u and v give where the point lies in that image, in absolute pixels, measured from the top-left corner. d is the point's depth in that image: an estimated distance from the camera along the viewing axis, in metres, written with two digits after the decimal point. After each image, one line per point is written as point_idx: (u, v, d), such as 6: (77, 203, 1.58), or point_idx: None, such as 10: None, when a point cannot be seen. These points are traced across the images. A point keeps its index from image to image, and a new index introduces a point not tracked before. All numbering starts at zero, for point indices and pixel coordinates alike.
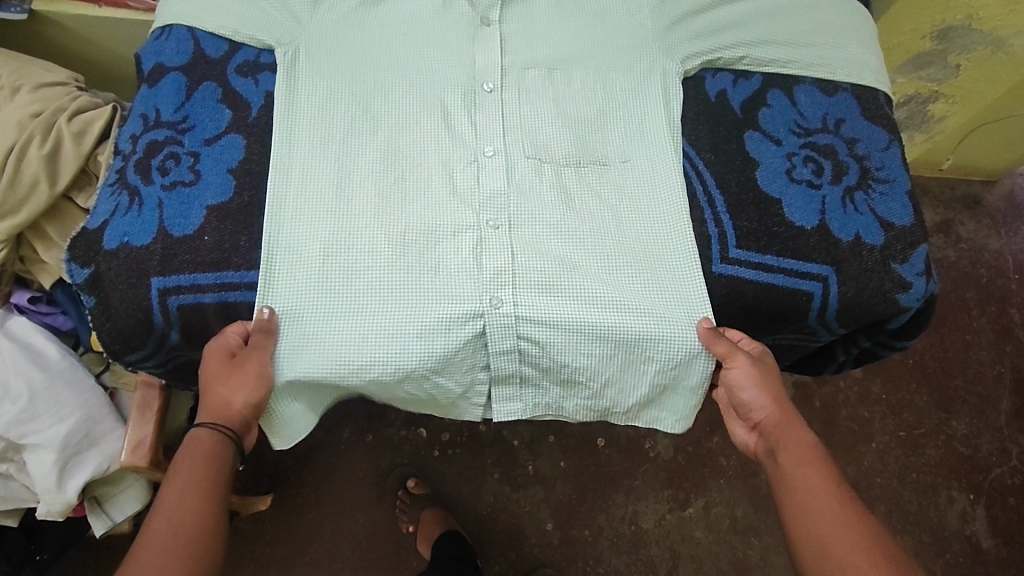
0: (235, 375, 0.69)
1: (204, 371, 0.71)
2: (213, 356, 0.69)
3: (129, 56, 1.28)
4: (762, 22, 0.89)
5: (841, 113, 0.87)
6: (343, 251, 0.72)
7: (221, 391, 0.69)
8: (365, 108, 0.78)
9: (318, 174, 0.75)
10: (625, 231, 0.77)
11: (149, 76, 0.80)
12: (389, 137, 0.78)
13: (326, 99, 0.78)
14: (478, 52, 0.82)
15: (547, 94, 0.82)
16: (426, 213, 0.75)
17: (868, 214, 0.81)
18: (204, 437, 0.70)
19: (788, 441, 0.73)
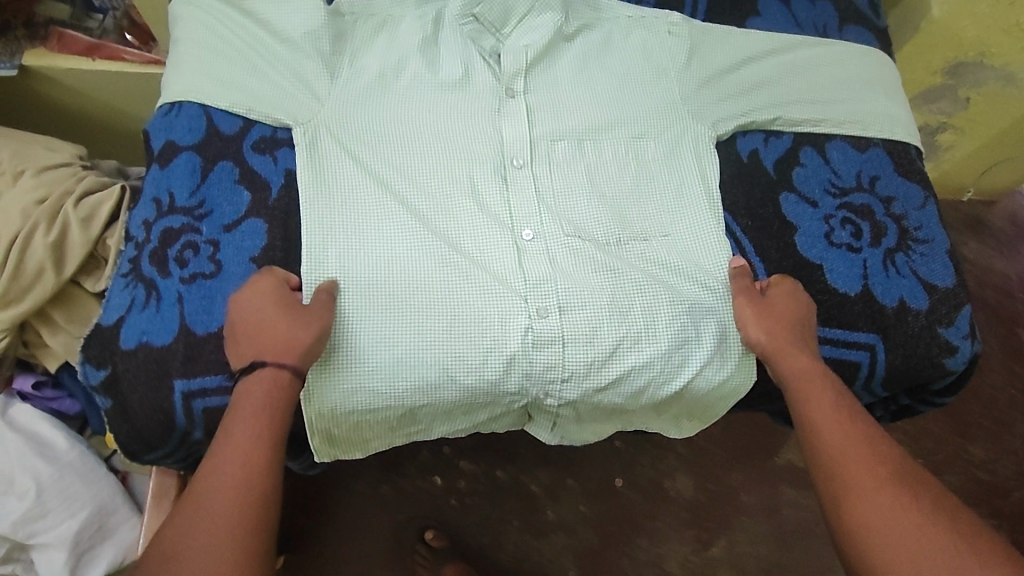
0: (301, 320, 0.66)
1: (245, 308, 0.67)
2: (261, 294, 0.67)
3: (121, 108, 1.30)
4: (787, 82, 0.88)
5: (876, 170, 0.85)
6: (393, 352, 0.69)
7: (267, 326, 0.66)
8: (395, 196, 0.75)
9: (360, 274, 0.71)
10: (675, 308, 0.74)
11: (160, 156, 0.76)
12: (421, 223, 0.75)
13: (352, 186, 0.75)
14: (505, 127, 0.81)
15: (579, 167, 0.80)
16: (472, 303, 0.72)
17: (910, 277, 0.79)
18: (279, 380, 0.64)
19: (788, 362, 0.71)
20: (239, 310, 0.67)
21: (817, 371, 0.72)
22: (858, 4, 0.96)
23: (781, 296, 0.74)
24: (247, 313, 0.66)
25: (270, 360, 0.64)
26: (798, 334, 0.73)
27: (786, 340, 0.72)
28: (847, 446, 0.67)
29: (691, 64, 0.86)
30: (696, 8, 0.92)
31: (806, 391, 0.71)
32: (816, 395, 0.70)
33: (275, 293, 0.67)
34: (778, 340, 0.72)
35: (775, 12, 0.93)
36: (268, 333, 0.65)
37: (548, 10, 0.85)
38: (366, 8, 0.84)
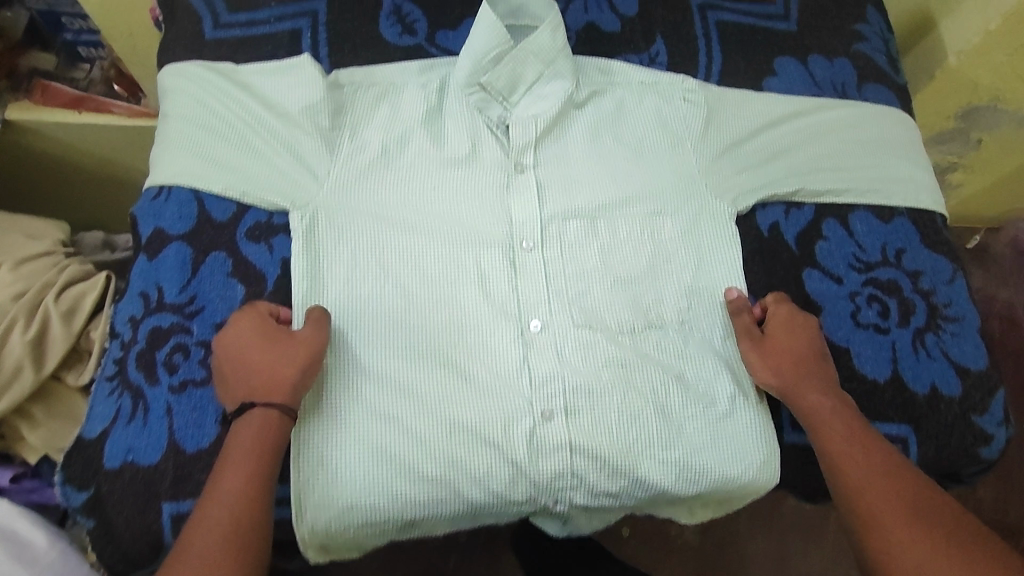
0: (288, 351, 0.64)
1: (233, 346, 0.65)
2: (246, 330, 0.65)
3: (108, 159, 1.26)
4: (806, 147, 0.84)
5: (901, 242, 0.81)
6: (385, 467, 0.65)
7: (254, 363, 0.63)
8: (383, 293, 0.71)
9: (354, 381, 0.68)
10: (685, 402, 0.71)
11: (149, 246, 0.71)
12: (411, 322, 0.70)
13: (337, 286, 0.71)
14: (514, 206, 0.76)
15: (592, 247, 0.77)
16: (474, 407, 0.68)
17: (942, 360, 0.75)
18: (266, 418, 0.61)
19: (803, 402, 0.70)
20: (224, 350, 0.64)
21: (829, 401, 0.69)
22: (878, 62, 0.92)
23: (779, 327, 0.73)
24: (233, 354, 0.64)
25: (258, 400, 0.62)
26: (806, 366, 0.71)
27: (794, 374, 0.71)
28: (866, 485, 0.64)
29: (708, 133, 0.83)
30: (710, 70, 0.89)
31: (831, 431, 0.67)
32: (838, 435, 0.67)
33: (259, 327, 0.65)
34: (782, 378, 0.71)
35: (793, 72, 0.90)
36: (257, 371, 0.63)
37: (558, 77, 0.81)
38: (367, 76, 0.80)
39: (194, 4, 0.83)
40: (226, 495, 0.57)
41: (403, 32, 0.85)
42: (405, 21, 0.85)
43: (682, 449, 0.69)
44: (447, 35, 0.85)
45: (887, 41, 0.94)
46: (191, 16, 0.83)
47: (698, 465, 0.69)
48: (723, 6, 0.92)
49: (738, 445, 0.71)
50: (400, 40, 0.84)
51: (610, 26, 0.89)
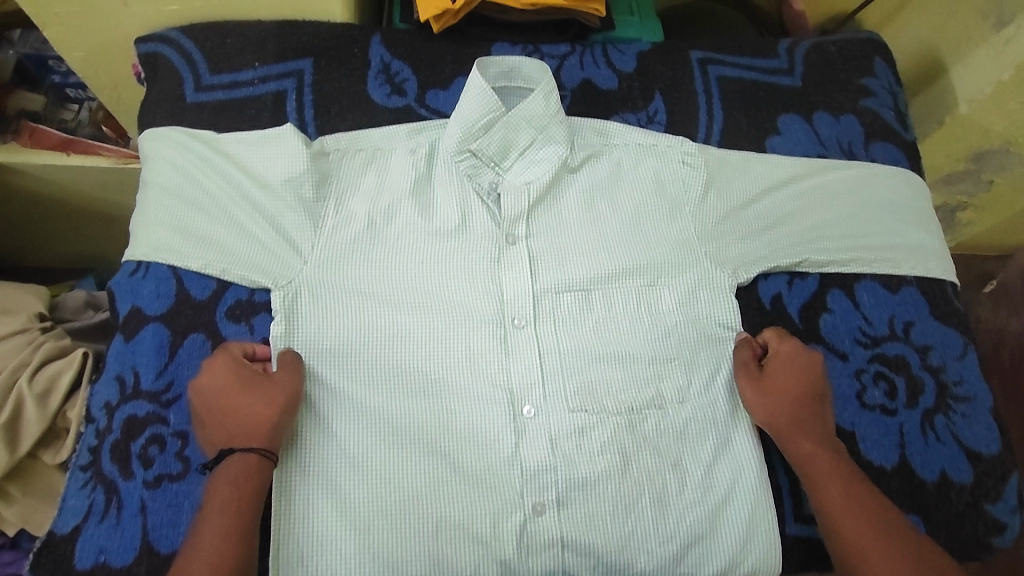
0: (261, 395, 0.63)
1: (205, 392, 0.63)
2: (218, 374, 0.64)
3: (97, 197, 1.23)
4: (811, 212, 0.81)
5: (910, 314, 0.78)
6: (368, 565, 0.63)
7: (230, 408, 0.63)
8: (367, 381, 0.68)
9: (337, 470, 0.65)
10: (687, 488, 0.68)
11: (125, 325, 0.69)
12: (395, 412, 0.68)
13: (321, 375, 0.68)
14: (506, 281, 0.74)
15: (586, 324, 0.74)
16: (463, 501, 0.65)
17: (952, 443, 0.72)
18: (245, 463, 0.60)
19: (795, 447, 0.69)
20: (198, 397, 0.63)
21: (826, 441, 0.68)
22: (885, 118, 0.89)
23: (780, 361, 0.71)
24: (208, 400, 0.63)
25: (237, 446, 0.61)
26: (807, 403, 0.70)
27: (794, 412, 0.69)
28: (867, 531, 0.62)
29: (707, 199, 0.80)
30: (710, 129, 0.86)
31: (824, 476, 0.66)
32: (831, 481, 0.66)
33: (231, 370, 0.64)
34: (780, 417, 0.69)
35: (797, 130, 0.86)
36: (232, 417, 0.62)
37: (552, 141, 0.79)
38: (353, 142, 0.77)
39: (176, 65, 0.80)
40: (210, 545, 0.56)
41: (392, 92, 0.82)
42: (394, 81, 0.83)
43: (678, 539, 0.66)
44: (438, 95, 0.83)
45: (896, 94, 0.91)
46: (173, 78, 0.80)
47: (695, 557, 0.67)
48: (724, 60, 0.89)
49: (741, 540, 0.67)
50: (389, 101, 0.82)
51: (606, 83, 0.86)
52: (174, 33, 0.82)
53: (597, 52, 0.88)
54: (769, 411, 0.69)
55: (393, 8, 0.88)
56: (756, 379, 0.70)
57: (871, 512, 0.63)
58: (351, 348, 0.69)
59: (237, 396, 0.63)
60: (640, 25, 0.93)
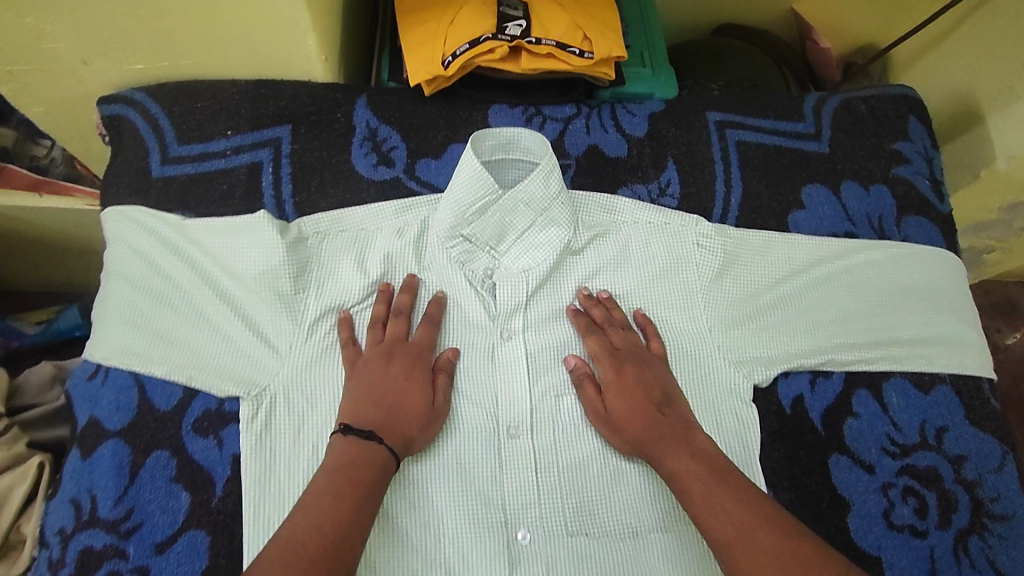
0: (419, 402, 0.63)
1: (370, 375, 0.63)
2: (406, 364, 0.65)
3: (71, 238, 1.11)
4: (836, 301, 0.74)
5: (943, 419, 0.72)
6: None
7: (385, 400, 0.62)
8: (438, 517, 0.63)
9: None
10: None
11: (84, 439, 0.64)
12: (475, 556, 0.62)
13: (392, 508, 0.63)
14: (501, 385, 0.68)
15: (586, 432, 0.68)
16: None
17: (987, 569, 0.67)
18: (381, 462, 0.59)
19: (661, 453, 0.62)
20: (366, 377, 0.63)
21: (681, 442, 0.62)
22: (919, 188, 0.81)
23: (608, 371, 0.67)
24: (371, 386, 0.63)
25: (387, 443, 0.60)
26: (650, 412, 0.64)
27: (646, 422, 0.64)
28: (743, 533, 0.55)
29: (723, 287, 0.73)
30: (728, 203, 0.78)
31: (691, 483, 0.59)
32: (698, 483, 0.59)
33: (379, 347, 0.66)
34: (639, 437, 0.64)
35: (823, 203, 0.79)
36: (388, 408, 0.62)
37: (553, 223, 0.72)
38: (333, 223, 0.71)
39: (141, 132, 0.73)
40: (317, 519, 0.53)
41: (379, 162, 0.75)
42: (381, 149, 0.76)
43: None
44: (429, 164, 0.76)
45: (932, 160, 0.84)
46: (137, 149, 0.74)
47: None
48: (744, 123, 0.81)
49: None
50: (375, 173, 0.75)
51: (615, 150, 0.79)
52: (139, 94, 0.74)
53: (604, 113, 0.80)
54: (624, 410, 0.65)
55: (381, 64, 0.80)
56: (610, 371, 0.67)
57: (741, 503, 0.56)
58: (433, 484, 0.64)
59: (389, 382, 0.63)
60: (652, 78, 0.84)
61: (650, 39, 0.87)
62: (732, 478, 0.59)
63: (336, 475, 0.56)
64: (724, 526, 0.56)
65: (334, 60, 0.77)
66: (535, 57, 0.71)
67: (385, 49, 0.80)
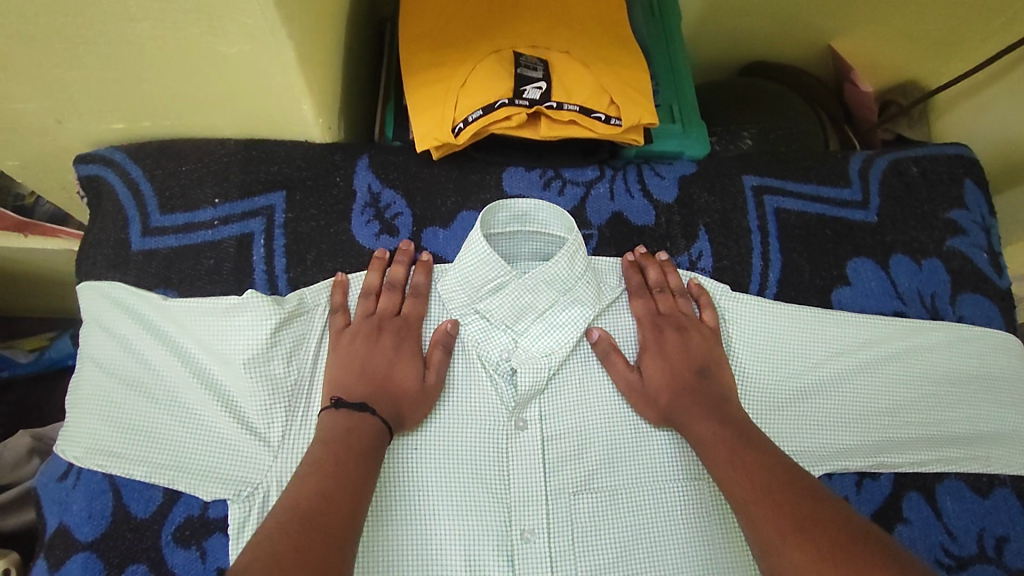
0: (411, 372, 0.60)
1: (360, 342, 0.61)
2: (399, 332, 0.62)
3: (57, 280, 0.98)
4: (884, 391, 0.67)
5: (1003, 526, 0.65)
6: None
7: (376, 368, 0.60)
8: None
9: None
10: None
11: (50, 549, 0.57)
12: None
13: None
14: (514, 484, 0.61)
15: (608, 533, 0.60)
16: None
17: None
18: (374, 430, 0.55)
19: (691, 421, 0.59)
20: (356, 346, 0.61)
21: (711, 407, 0.59)
22: (976, 263, 0.74)
23: (649, 337, 0.65)
24: (360, 355, 0.60)
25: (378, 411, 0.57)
26: (687, 379, 0.61)
27: (682, 387, 0.61)
28: (759, 491, 0.50)
29: (764, 373, 0.66)
30: (765, 278, 0.71)
31: (717, 451, 0.55)
32: (722, 448, 0.55)
33: (369, 319, 0.62)
34: (672, 405, 0.61)
35: (869, 279, 0.72)
36: (377, 379, 0.59)
37: (577, 302, 0.65)
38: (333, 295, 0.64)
39: (121, 198, 0.67)
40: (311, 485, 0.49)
41: (382, 231, 0.68)
42: (384, 217, 0.69)
43: None
44: (437, 234, 0.69)
45: (989, 229, 0.76)
46: (117, 216, 0.67)
47: None
48: (783, 188, 0.74)
49: None
50: (378, 243, 0.68)
51: (641, 218, 0.72)
52: (119, 155, 0.68)
53: (630, 175, 0.73)
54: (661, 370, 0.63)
55: (385, 118, 0.74)
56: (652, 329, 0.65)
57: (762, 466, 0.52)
58: None
59: (380, 356, 0.60)
60: (683, 135, 0.77)
61: (680, 87, 0.80)
62: (760, 443, 0.55)
63: (336, 444, 0.53)
64: (739, 483, 0.52)
65: (333, 117, 0.70)
66: (556, 123, 0.65)
67: (389, 103, 0.74)
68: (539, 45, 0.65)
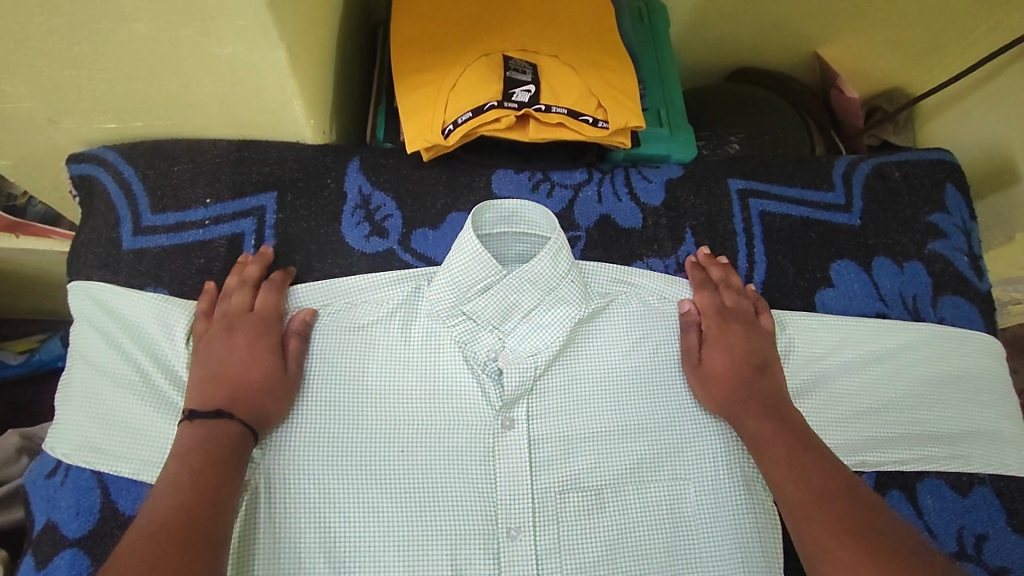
0: (269, 365, 0.59)
1: (216, 343, 0.60)
2: (249, 325, 0.61)
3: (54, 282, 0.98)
4: (867, 391, 0.68)
5: (983, 524, 0.66)
6: None
7: (232, 366, 0.58)
8: None
9: None
10: None
11: (38, 546, 0.57)
12: None
13: None
14: (502, 482, 0.61)
15: (595, 531, 0.61)
16: None
17: None
18: (227, 431, 0.54)
19: (751, 419, 0.61)
20: (211, 349, 0.59)
21: (772, 407, 0.61)
22: (957, 266, 0.75)
23: (709, 328, 0.66)
24: (216, 355, 0.59)
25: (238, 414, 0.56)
26: (746, 373, 0.63)
27: (740, 381, 0.63)
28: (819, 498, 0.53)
29: None
30: (750, 279, 0.72)
31: (777, 452, 0.58)
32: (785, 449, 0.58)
33: (223, 320, 0.61)
34: (730, 399, 0.62)
35: (852, 281, 0.73)
36: (234, 380, 0.58)
37: (562, 302, 0.66)
38: (330, 291, 0.65)
39: (113, 197, 0.68)
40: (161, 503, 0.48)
41: (371, 232, 0.69)
42: (374, 218, 0.69)
43: None
44: (427, 235, 0.70)
45: (969, 233, 0.78)
46: (109, 215, 0.68)
47: None
48: (768, 192, 0.75)
49: None
50: (368, 244, 0.69)
51: (628, 220, 0.73)
52: (112, 154, 0.68)
53: (618, 179, 0.74)
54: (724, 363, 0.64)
55: (376, 121, 0.74)
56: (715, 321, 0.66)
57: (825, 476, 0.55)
58: None
59: (233, 355, 0.59)
60: (670, 139, 0.78)
61: (668, 94, 0.81)
62: (820, 451, 0.58)
63: (188, 459, 0.52)
64: (803, 493, 0.54)
65: (325, 119, 0.71)
66: (544, 126, 0.66)
67: (380, 106, 0.74)
68: (528, 50, 0.66)
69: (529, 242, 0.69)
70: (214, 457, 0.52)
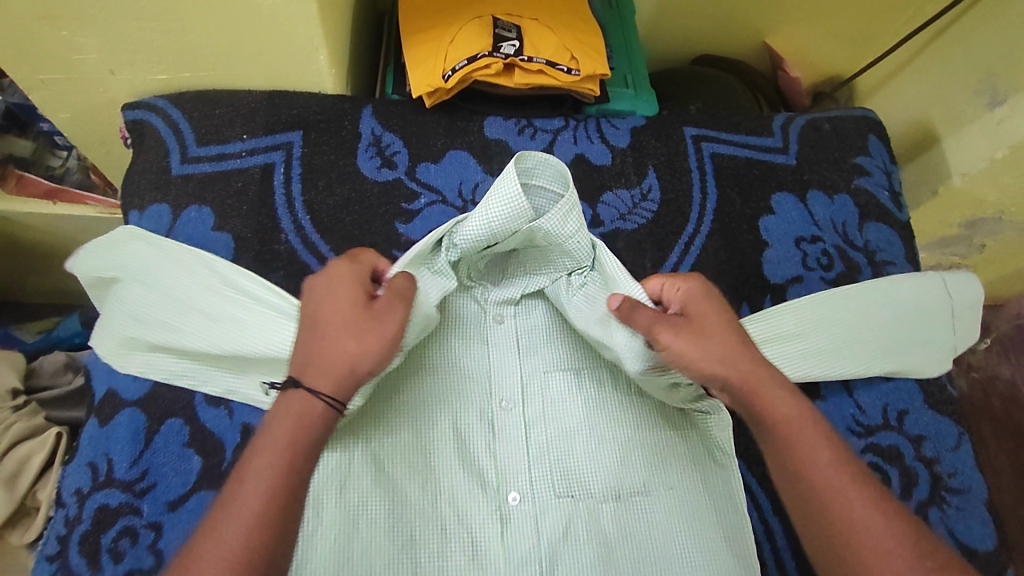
0: (357, 330, 0.58)
1: (316, 307, 0.60)
2: (343, 290, 0.60)
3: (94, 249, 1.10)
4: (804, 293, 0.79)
5: (903, 403, 0.78)
6: None
7: (329, 333, 0.58)
8: (426, 474, 0.68)
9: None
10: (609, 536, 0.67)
11: (101, 409, 0.68)
12: (471, 511, 0.67)
13: (391, 465, 0.67)
14: (497, 362, 0.74)
15: (575, 403, 0.73)
16: None
17: (947, 538, 0.74)
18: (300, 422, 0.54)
19: (766, 400, 0.59)
20: (313, 315, 0.59)
21: (782, 385, 0.61)
22: (880, 198, 0.89)
23: (696, 310, 0.64)
24: (316, 317, 0.59)
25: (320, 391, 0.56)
26: (743, 349, 0.62)
27: (742, 358, 0.61)
28: (850, 494, 0.54)
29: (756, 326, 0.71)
30: (704, 207, 0.85)
31: (800, 440, 0.57)
32: (808, 435, 0.57)
33: (319, 285, 0.61)
34: (740, 372, 0.60)
35: (791, 209, 0.86)
36: (323, 351, 0.57)
37: None
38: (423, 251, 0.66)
39: (163, 135, 0.80)
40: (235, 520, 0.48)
41: (383, 164, 0.82)
42: (385, 153, 0.82)
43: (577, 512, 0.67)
44: (429, 168, 0.82)
45: (890, 174, 0.92)
46: (159, 148, 0.80)
47: None
48: (717, 137, 0.89)
49: None
50: (379, 174, 0.81)
51: (600, 158, 0.86)
52: (162, 102, 0.81)
53: (590, 126, 0.88)
54: (722, 337, 0.62)
55: (386, 79, 0.88)
56: (697, 305, 0.64)
57: (850, 470, 0.55)
58: (424, 446, 0.69)
59: (329, 320, 0.58)
60: (635, 97, 0.92)
61: (634, 63, 0.96)
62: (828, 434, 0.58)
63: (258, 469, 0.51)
64: (836, 483, 0.54)
65: (342, 74, 0.84)
66: (526, 73, 0.79)
67: (390, 67, 0.88)
68: (513, 14, 0.80)
69: (542, 196, 0.71)
70: (285, 457, 0.52)
